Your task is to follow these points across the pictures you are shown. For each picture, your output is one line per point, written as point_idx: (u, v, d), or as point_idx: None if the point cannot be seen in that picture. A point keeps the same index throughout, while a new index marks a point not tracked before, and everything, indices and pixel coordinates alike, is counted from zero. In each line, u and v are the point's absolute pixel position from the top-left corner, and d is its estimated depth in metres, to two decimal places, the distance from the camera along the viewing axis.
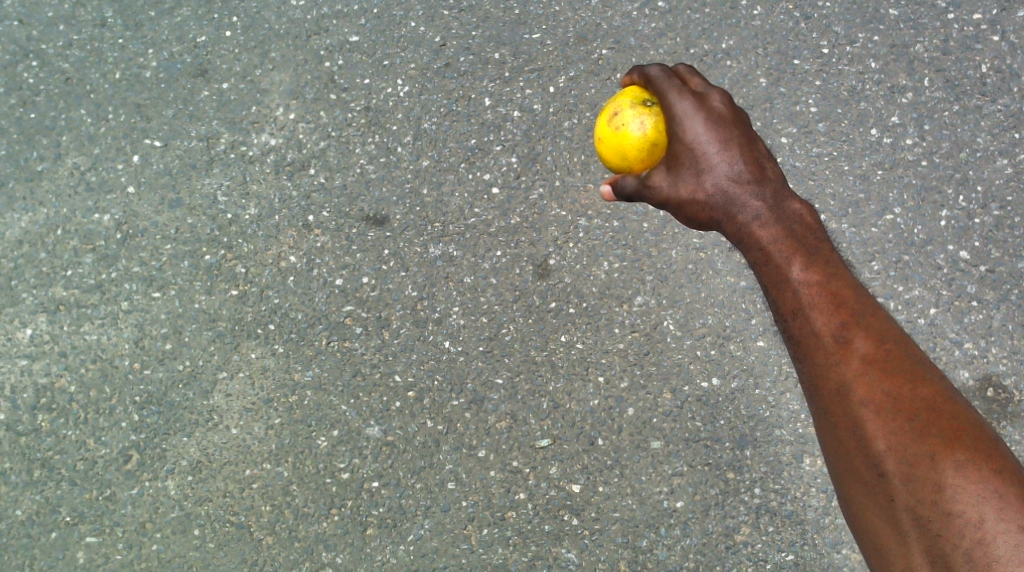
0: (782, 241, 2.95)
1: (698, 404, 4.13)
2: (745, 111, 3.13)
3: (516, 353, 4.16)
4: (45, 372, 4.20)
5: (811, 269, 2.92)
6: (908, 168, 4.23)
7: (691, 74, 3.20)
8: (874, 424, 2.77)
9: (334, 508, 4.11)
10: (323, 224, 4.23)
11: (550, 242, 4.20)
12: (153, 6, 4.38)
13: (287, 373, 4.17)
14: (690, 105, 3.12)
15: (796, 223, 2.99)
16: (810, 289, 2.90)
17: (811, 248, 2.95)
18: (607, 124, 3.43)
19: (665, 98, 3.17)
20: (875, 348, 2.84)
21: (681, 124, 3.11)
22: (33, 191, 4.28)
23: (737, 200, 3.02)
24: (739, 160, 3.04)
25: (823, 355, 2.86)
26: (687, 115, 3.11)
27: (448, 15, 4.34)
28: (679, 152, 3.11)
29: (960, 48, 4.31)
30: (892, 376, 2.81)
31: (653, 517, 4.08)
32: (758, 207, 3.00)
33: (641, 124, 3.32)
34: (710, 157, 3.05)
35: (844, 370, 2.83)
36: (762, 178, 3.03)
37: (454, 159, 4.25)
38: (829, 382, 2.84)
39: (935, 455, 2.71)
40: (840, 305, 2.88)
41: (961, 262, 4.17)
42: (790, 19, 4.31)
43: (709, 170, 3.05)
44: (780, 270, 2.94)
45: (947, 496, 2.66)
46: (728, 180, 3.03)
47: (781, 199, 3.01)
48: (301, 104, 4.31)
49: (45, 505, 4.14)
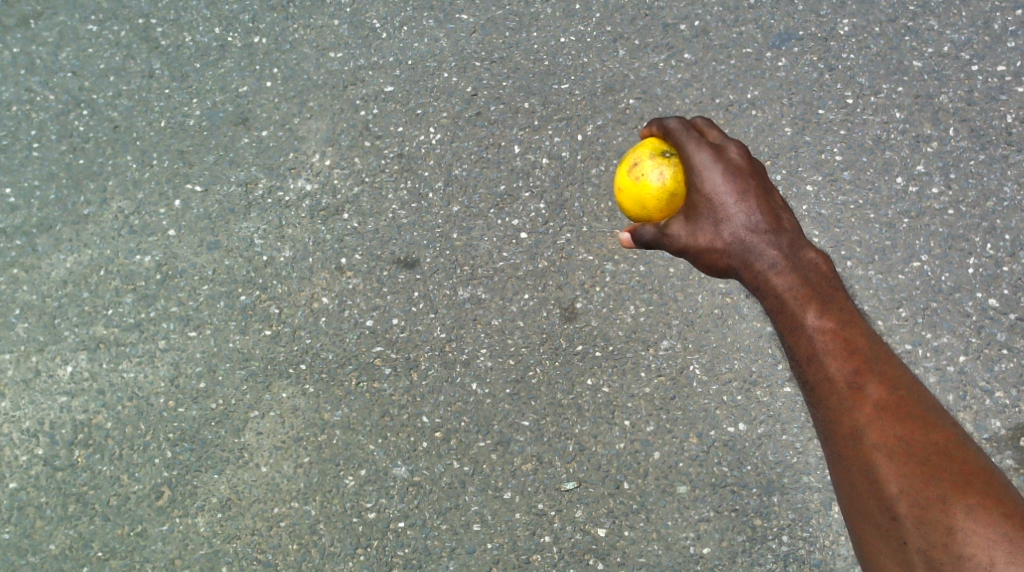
0: (798, 289, 2.97)
1: (724, 448, 4.12)
2: (760, 162, 3.17)
3: (542, 396, 4.20)
4: (83, 408, 4.30)
5: (826, 316, 2.94)
6: (934, 217, 4.25)
7: (708, 126, 3.25)
8: (887, 469, 2.77)
9: (360, 547, 4.14)
10: (355, 267, 4.34)
11: (577, 286, 4.27)
12: (198, 57, 4.56)
13: (317, 413, 4.24)
14: (708, 157, 3.16)
15: (812, 271, 3.01)
16: (824, 335, 2.92)
17: (826, 294, 2.97)
18: (627, 173, 3.50)
19: (684, 149, 3.22)
20: (888, 394, 2.84)
21: (699, 175, 3.15)
22: (78, 233, 4.45)
23: (754, 249, 3.04)
24: (756, 211, 3.06)
25: (837, 400, 2.87)
26: (705, 167, 3.15)
27: (480, 66, 4.48)
28: (696, 202, 3.14)
29: (985, 99, 4.35)
30: (905, 420, 2.81)
31: (679, 563, 4.07)
32: (774, 255, 3.01)
33: (661, 174, 3.39)
34: (727, 208, 3.08)
35: (856, 415, 2.84)
36: (777, 229, 3.05)
37: (484, 205, 4.35)
38: (842, 427, 2.85)
39: (946, 498, 2.71)
40: (853, 351, 2.90)
41: (990, 310, 4.16)
42: (815, 70, 4.40)
43: (726, 220, 3.08)
44: (794, 317, 2.96)
45: (958, 539, 2.66)
46: (746, 230, 3.05)
47: (797, 248, 3.02)
48: (337, 151, 4.45)
49: (78, 540, 4.21)
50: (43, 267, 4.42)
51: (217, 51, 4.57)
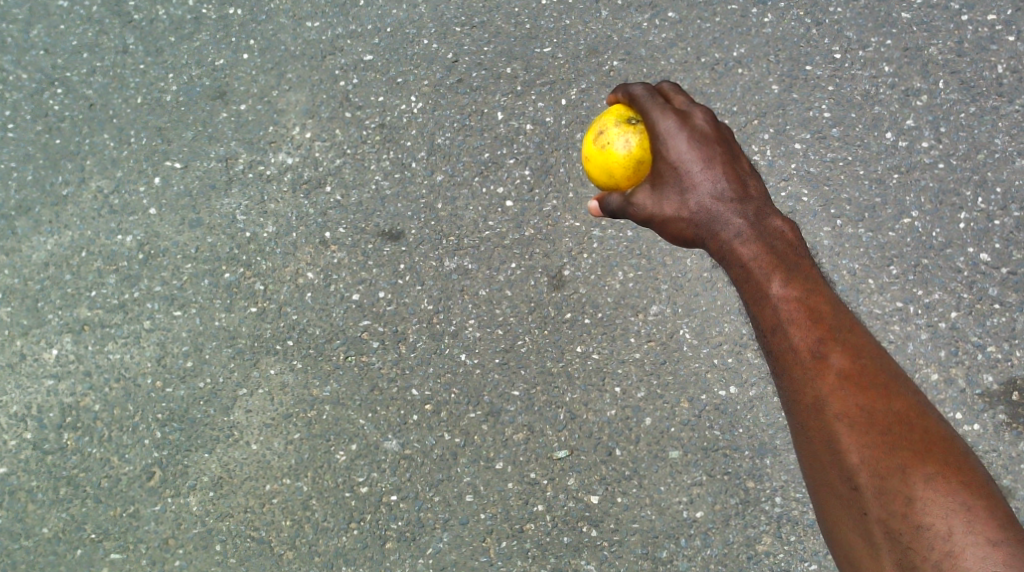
0: (762, 257, 2.92)
1: (716, 412, 4.09)
2: (728, 128, 3.10)
3: (531, 365, 4.16)
4: (70, 391, 4.26)
5: (790, 285, 2.88)
6: (925, 171, 4.18)
7: (675, 91, 3.16)
8: (849, 439, 2.72)
9: (353, 522, 4.12)
10: (340, 240, 4.28)
11: (563, 253, 4.21)
12: (173, 31, 4.48)
13: (305, 389, 4.20)
14: (674, 123, 3.09)
15: (777, 239, 2.95)
16: (789, 304, 2.86)
17: (791, 263, 2.91)
18: (593, 143, 3.42)
19: (649, 117, 3.14)
20: (851, 363, 2.79)
21: (666, 143, 3.09)
22: (58, 214, 4.39)
23: (719, 218, 2.99)
24: (722, 178, 3.01)
25: (800, 369, 2.81)
26: (671, 134, 3.08)
27: (460, 31, 4.39)
28: (663, 170, 3.09)
29: (975, 49, 4.28)
30: (868, 390, 2.76)
31: (673, 527, 4.04)
32: (740, 224, 2.96)
33: (626, 141, 3.31)
34: (693, 175, 3.03)
35: (819, 384, 2.78)
36: (744, 196, 3.00)
37: (468, 173, 4.29)
38: (806, 397, 2.79)
39: (906, 468, 2.67)
40: (817, 320, 2.84)
41: (982, 264, 4.11)
42: (801, 25, 4.31)
43: (692, 189, 3.02)
44: (759, 286, 2.90)
45: (917, 509, 2.62)
46: (711, 198, 3.00)
47: (763, 216, 2.98)
48: (317, 123, 4.38)
49: (70, 523, 4.19)
50: (24, 250, 4.37)
51: (192, 24, 4.48)
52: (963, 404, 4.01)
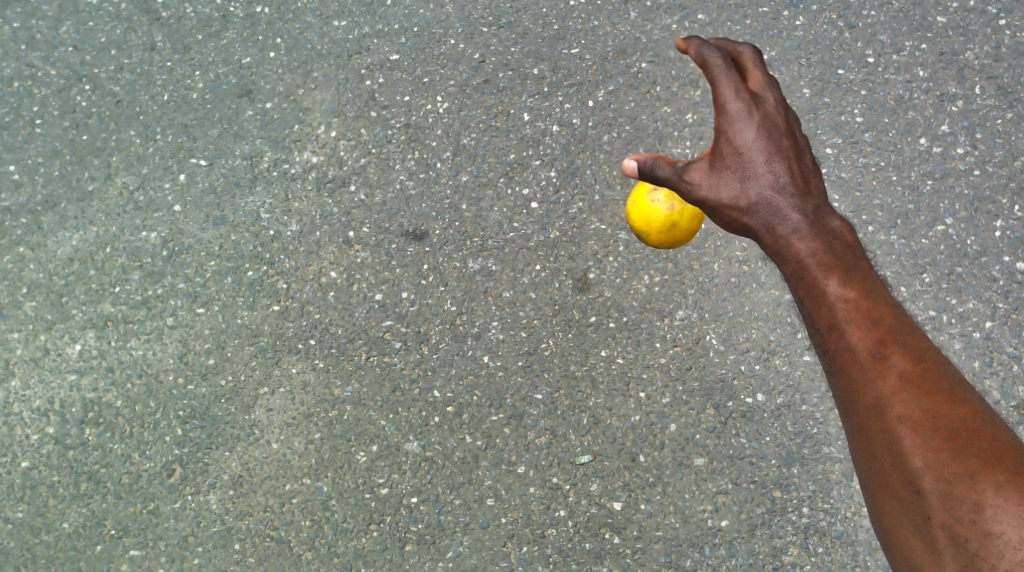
0: (823, 255, 2.60)
1: (742, 420, 4.02)
2: (796, 116, 2.79)
3: (555, 368, 4.11)
4: (93, 387, 4.26)
5: (852, 283, 2.59)
6: (959, 178, 4.11)
7: (754, 66, 2.80)
8: (911, 444, 2.49)
9: (373, 524, 4.07)
10: (364, 240, 4.26)
11: (589, 256, 4.17)
12: (201, 29, 4.51)
13: (327, 389, 4.18)
14: (743, 106, 2.74)
15: (839, 240, 2.64)
16: (848, 304, 2.57)
17: (853, 262, 2.62)
18: (642, 192, 3.82)
19: (717, 91, 2.78)
20: (914, 365, 2.54)
21: (730, 126, 2.75)
22: (84, 210, 4.39)
23: (779, 211, 2.67)
24: (785, 171, 2.69)
25: (858, 370, 2.55)
26: (738, 117, 2.74)
27: (487, 31, 4.39)
28: (723, 155, 2.75)
29: (1012, 54, 4.23)
30: (931, 392, 2.52)
31: (697, 536, 3.96)
32: (799, 219, 2.65)
33: (669, 204, 3.73)
34: (755, 166, 2.71)
35: (880, 386, 2.53)
36: (806, 191, 2.69)
37: (493, 174, 4.26)
38: (864, 399, 2.54)
39: (973, 475, 2.46)
40: (879, 320, 2.56)
41: (1018, 273, 4.02)
42: (834, 28, 4.27)
43: (754, 178, 2.70)
44: (819, 284, 2.59)
45: (986, 516, 2.43)
46: (773, 190, 2.68)
47: (823, 213, 2.66)
48: (343, 122, 4.36)
49: (91, 518, 4.17)
50: (49, 245, 4.37)
51: (219, 22, 4.51)
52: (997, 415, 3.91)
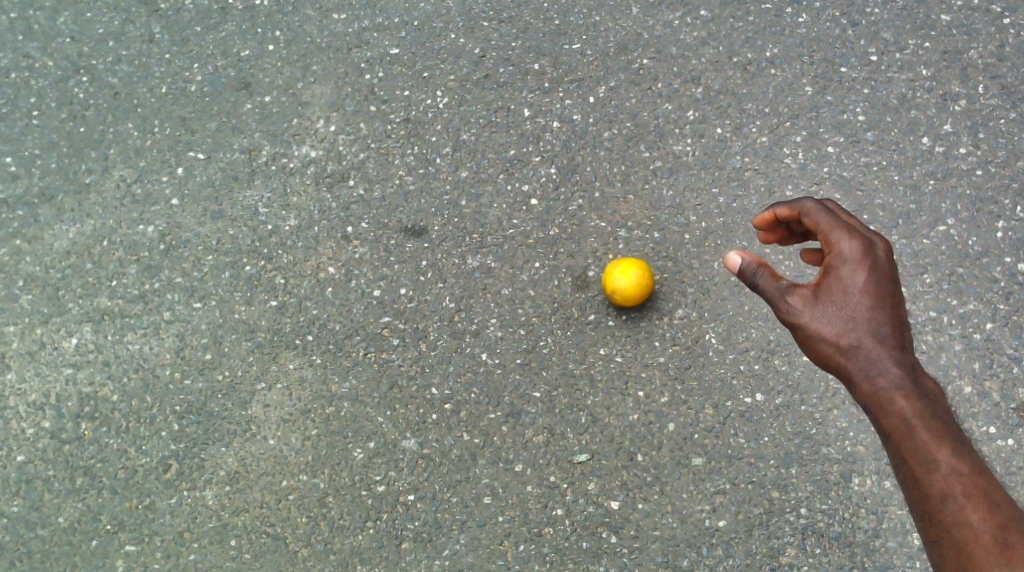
0: (926, 423, 2.74)
1: (741, 420, 4.01)
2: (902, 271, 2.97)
3: (553, 366, 4.09)
4: (89, 381, 4.23)
5: (960, 457, 2.70)
6: (962, 178, 4.09)
7: (848, 213, 3.02)
8: None
9: (369, 521, 4.06)
10: (362, 235, 4.23)
11: (588, 253, 4.15)
12: (199, 21, 4.48)
13: (324, 385, 4.16)
14: (857, 249, 2.94)
15: (941, 412, 2.78)
16: (956, 477, 2.68)
17: (959, 438, 2.74)
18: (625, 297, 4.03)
19: (827, 234, 2.99)
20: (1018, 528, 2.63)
21: (840, 272, 2.94)
22: (81, 203, 4.36)
23: (881, 372, 2.82)
24: (895, 341, 2.85)
25: (959, 513, 2.67)
26: (849, 263, 2.94)
27: (488, 26, 4.36)
28: (828, 289, 2.93)
29: (1016, 54, 4.21)
30: None
31: (694, 536, 3.95)
32: (899, 378, 2.81)
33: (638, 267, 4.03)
34: (862, 320, 2.88)
35: (983, 534, 2.64)
36: (914, 370, 2.83)
37: (492, 170, 4.23)
38: (962, 542, 2.65)
39: None
40: (985, 499, 2.67)
41: (1020, 275, 4.01)
42: (837, 26, 4.25)
43: (861, 347, 2.86)
44: (923, 455, 2.72)
45: None
46: (880, 349, 2.84)
47: (922, 378, 2.82)
48: (342, 116, 4.33)
49: (86, 513, 4.15)
50: (46, 238, 4.34)
51: (218, 14, 4.48)
52: (997, 418, 3.91)
